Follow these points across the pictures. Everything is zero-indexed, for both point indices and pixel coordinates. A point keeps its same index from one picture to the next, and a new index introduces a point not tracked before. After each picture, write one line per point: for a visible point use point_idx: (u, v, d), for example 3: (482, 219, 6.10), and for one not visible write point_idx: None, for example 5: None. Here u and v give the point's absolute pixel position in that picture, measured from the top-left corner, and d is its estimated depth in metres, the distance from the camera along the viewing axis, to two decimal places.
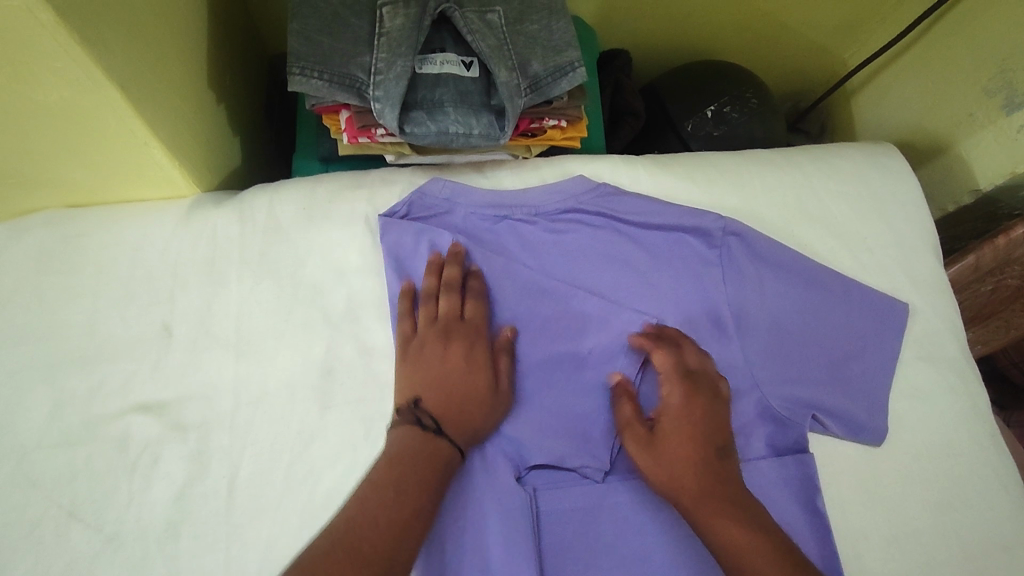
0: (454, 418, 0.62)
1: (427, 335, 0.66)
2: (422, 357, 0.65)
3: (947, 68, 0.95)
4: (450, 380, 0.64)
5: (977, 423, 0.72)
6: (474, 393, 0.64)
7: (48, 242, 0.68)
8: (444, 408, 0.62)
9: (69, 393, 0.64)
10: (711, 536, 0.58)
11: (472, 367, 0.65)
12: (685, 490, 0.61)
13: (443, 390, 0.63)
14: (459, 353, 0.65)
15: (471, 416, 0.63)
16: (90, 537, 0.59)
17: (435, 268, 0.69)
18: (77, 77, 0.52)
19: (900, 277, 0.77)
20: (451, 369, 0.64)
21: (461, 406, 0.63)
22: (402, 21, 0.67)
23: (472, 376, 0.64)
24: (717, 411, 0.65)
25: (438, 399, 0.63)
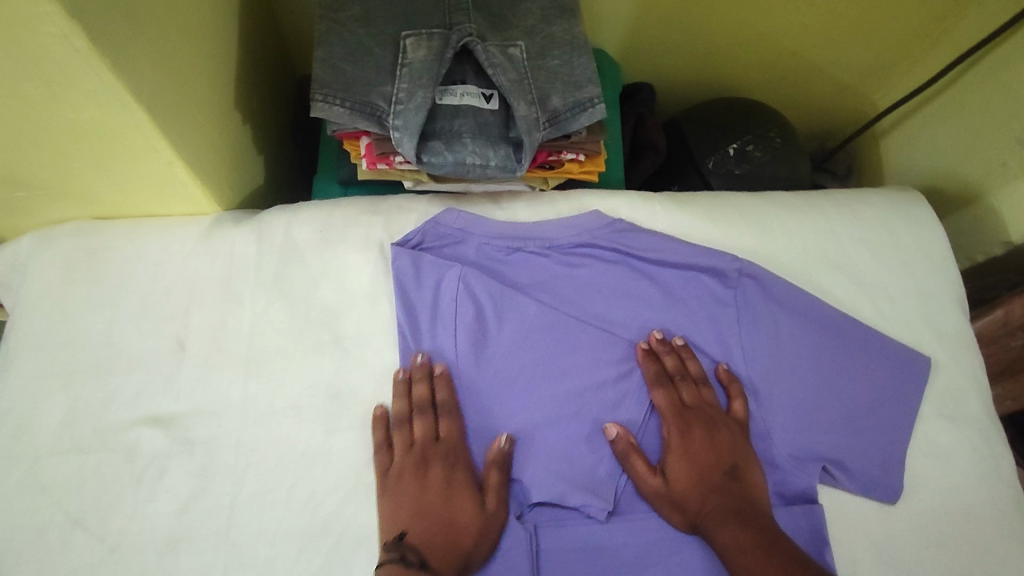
0: (440, 552, 0.58)
1: (404, 464, 0.63)
2: (401, 486, 0.62)
3: (979, 113, 0.93)
4: (429, 508, 0.61)
5: (1001, 487, 0.68)
6: (460, 519, 0.60)
7: (75, 252, 0.70)
8: (427, 537, 0.59)
9: (83, 401, 0.65)
10: (717, 540, 0.60)
11: (451, 496, 0.62)
12: (695, 501, 0.63)
13: (421, 517, 0.60)
14: (439, 480, 0.63)
15: (458, 545, 0.59)
16: (93, 546, 0.60)
17: (406, 385, 0.66)
18: (107, 98, 0.54)
19: (923, 329, 0.74)
20: (432, 498, 0.61)
21: (446, 542, 0.59)
22: (424, 53, 0.68)
23: (455, 504, 0.61)
24: (728, 430, 0.66)
25: (420, 527, 0.60)
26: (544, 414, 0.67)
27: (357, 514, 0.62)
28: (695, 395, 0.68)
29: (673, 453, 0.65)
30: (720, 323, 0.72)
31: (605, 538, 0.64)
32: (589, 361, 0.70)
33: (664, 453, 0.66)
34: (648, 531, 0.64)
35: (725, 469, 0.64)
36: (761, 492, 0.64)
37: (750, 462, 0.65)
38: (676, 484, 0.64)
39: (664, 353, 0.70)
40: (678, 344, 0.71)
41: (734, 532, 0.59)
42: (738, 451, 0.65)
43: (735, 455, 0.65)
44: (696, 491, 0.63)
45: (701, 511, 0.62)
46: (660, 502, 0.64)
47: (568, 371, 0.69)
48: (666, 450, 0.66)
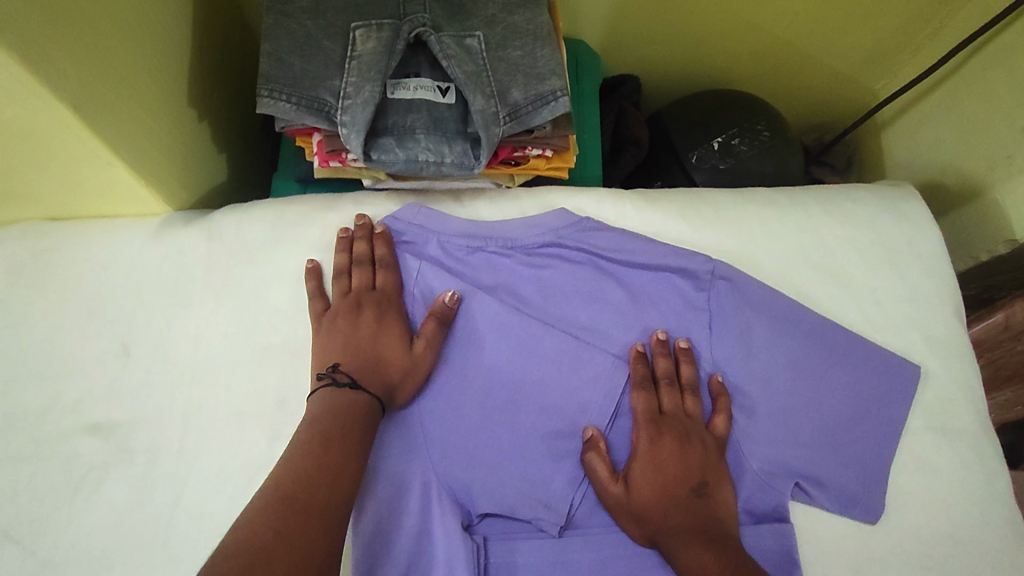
0: (371, 376, 0.60)
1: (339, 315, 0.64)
2: (335, 328, 0.63)
3: (983, 103, 0.87)
4: (362, 334, 0.62)
5: (993, 509, 0.63)
6: (390, 354, 0.62)
7: (21, 255, 0.69)
8: (358, 362, 0.61)
9: (24, 408, 0.64)
10: (677, 560, 0.56)
11: (381, 333, 0.63)
12: (660, 516, 0.58)
13: (356, 343, 0.62)
14: (373, 319, 0.64)
15: (386, 374, 0.61)
16: (26, 558, 0.58)
17: (345, 243, 0.68)
18: (28, 97, 0.52)
19: (913, 335, 0.69)
20: (364, 334, 0.62)
21: (376, 364, 0.61)
22: (374, 45, 0.65)
23: (385, 341, 0.62)
24: (706, 448, 0.62)
25: (353, 357, 0.61)
26: (497, 425, 0.64)
27: None
28: (673, 403, 0.64)
29: (638, 460, 0.61)
30: (689, 328, 0.68)
31: (557, 553, 0.60)
32: (551, 367, 0.65)
33: (630, 459, 0.61)
34: (603, 546, 0.61)
35: (693, 485, 0.59)
36: (730, 514, 0.59)
37: (721, 480, 0.61)
38: (637, 495, 0.59)
39: (658, 355, 0.65)
40: (679, 348, 0.66)
41: (691, 550, 0.55)
42: (710, 468, 0.61)
43: (706, 472, 0.60)
44: (659, 505, 0.59)
45: (661, 527, 0.58)
46: (617, 510, 0.60)
47: (531, 376, 0.65)
48: (632, 457, 0.61)
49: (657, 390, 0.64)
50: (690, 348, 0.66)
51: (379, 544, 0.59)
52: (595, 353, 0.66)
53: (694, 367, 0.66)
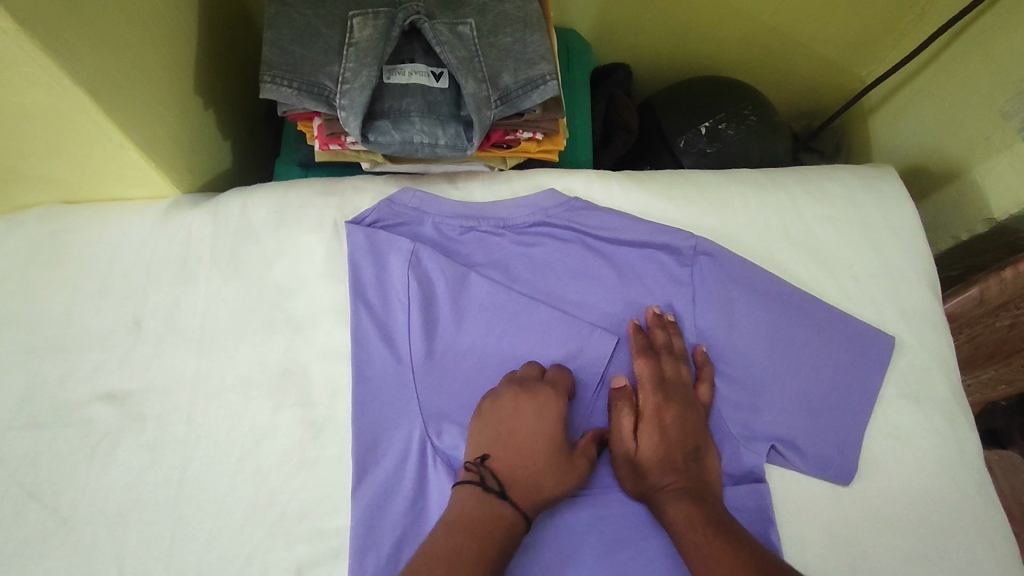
0: (522, 485, 0.59)
1: (505, 432, 0.61)
2: (502, 417, 0.62)
3: (963, 87, 0.89)
4: (520, 430, 0.61)
5: (963, 471, 0.66)
6: (542, 467, 0.60)
7: (38, 235, 0.72)
8: (507, 462, 0.60)
9: (42, 378, 0.67)
10: (666, 516, 0.59)
11: (544, 429, 0.61)
12: (654, 477, 0.62)
13: (500, 440, 0.61)
14: (541, 412, 0.62)
15: (540, 488, 0.59)
16: (46, 516, 0.62)
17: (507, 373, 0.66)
18: (46, 80, 0.55)
19: (888, 308, 0.72)
20: (521, 434, 0.61)
21: (527, 469, 0.60)
22: (370, 32, 0.68)
23: (537, 445, 0.61)
24: (698, 416, 0.65)
25: (500, 452, 0.61)
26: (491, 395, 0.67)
27: (300, 489, 0.63)
28: (674, 370, 0.66)
29: (643, 424, 0.63)
30: (673, 302, 0.71)
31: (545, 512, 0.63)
32: (542, 339, 0.69)
33: (636, 422, 0.64)
34: (590, 507, 0.64)
35: (688, 449, 0.63)
36: (714, 475, 0.63)
37: (710, 444, 0.64)
38: (642, 452, 0.62)
39: (655, 327, 0.68)
40: (668, 320, 0.69)
41: (681, 508, 0.59)
42: (702, 434, 0.64)
43: (698, 436, 0.64)
44: (658, 465, 0.62)
45: (656, 484, 0.61)
46: (620, 467, 0.63)
47: (523, 349, 0.69)
48: (639, 419, 0.64)
49: (658, 357, 0.67)
50: (677, 321, 0.70)
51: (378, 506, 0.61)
52: (583, 326, 0.69)
53: (683, 338, 0.69)
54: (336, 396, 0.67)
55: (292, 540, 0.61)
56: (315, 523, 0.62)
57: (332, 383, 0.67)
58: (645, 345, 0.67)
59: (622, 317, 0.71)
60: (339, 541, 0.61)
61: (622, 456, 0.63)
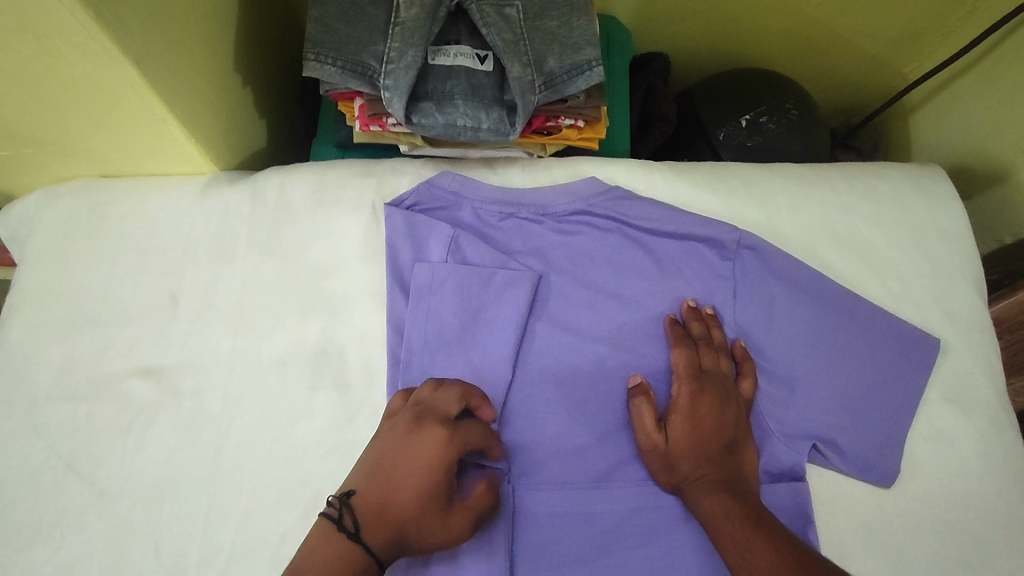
0: (371, 516, 0.52)
1: (429, 517, 0.52)
2: (410, 458, 0.54)
3: (1013, 86, 0.87)
4: (409, 471, 0.53)
5: (1008, 479, 0.65)
6: (399, 509, 0.52)
7: (77, 207, 0.72)
8: (375, 498, 0.53)
9: (80, 351, 0.68)
10: (700, 509, 0.58)
11: (420, 470, 0.53)
12: (688, 469, 0.60)
13: (395, 478, 0.53)
14: (427, 452, 0.54)
15: (389, 526, 0.52)
16: (84, 489, 0.62)
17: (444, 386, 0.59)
18: (96, 52, 0.54)
19: (934, 310, 0.70)
20: (405, 473, 0.53)
21: (381, 502, 0.52)
22: (417, 12, 0.67)
23: (408, 487, 0.53)
24: (734, 409, 0.63)
25: (378, 485, 0.53)
26: (532, 382, 0.67)
27: (337, 470, 0.63)
28: (712, 362, 0.65)
29: (677, 414, 0.63)
30: (714, 296, 0.70)
31: (582, 505, 0.62)
32: (583, 328, 0.69)
33: (670, 412, 0.63)
34: (628, 499, 0.63)
35: (725, 442, 0.61)
36: (753, 471, 0.61)
37: (749, 440, 0.63)
38: (674, 444, 0.61)
39: (691, 320, 0.68)
40: (707, 313, 0.68)
41: (714, 500, 0.57)
42: (740, 427, 0.63)
43: (737, 429, 0.62)
44: (691, 456, 0.61)
45: (690, 476, 0.60)
46: (649, 459, 0.62)
47: (561, 336, 0.68)
48: (671, 410, 0.63)
49: (695, 348, 0.66)
50: (716, 315, 0.69)
51: None
52: (622, 319, 0.69)
53: (723, 331, 0.68)
54: (373, 378, 0.66)
55: None
56: None
57: (368, 365, 0.67)
58: (679, 337, 0.66)
59: (662, 311, 0.70)
60: None
61: (646, 445, 0.62)
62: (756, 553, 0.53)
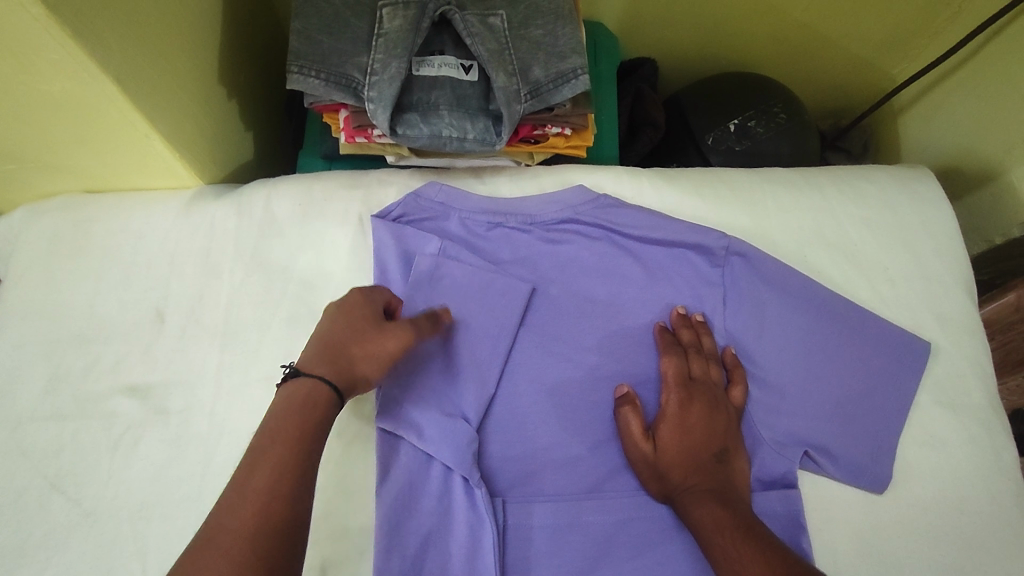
0: (319, 365, 0.55)
1: (361, 324, 0.58)
2: (340, 319, 0.58)
3: (999, 88, 0.87)
4: (341, 328, 0.57)
5: (1002, 483, 0.64)
6: (345, 328, 0.57)
7: (62, 225, 0.72)
8: (316, 352, 0.56)
9: (65, 369, 0.67)
10: (690, 518, 0.57)
11: (350, 323, 0.58)
12: (678, 477, 0.60)
13: (330, 335, 0.57)
14: (354, 311, 0.58)
15: (338, 359, 0.55)
16: (70, 509, 0.61)
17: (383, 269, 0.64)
18: (75, 69, 0.54)
19: (924, 313, 0.70)
20: (337, 326, 0.57)
21: (325, 356, 0.55)
22: (400, 23, 0.67)
23: (346, 336, 0.57)
24: (724, 418, 0.63)
25: (316, 349, 0.56)
26: (521, 393, 0.66)
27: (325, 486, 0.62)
28: (703, 370, 0.65)
29: (666, 422, 0.62)
30: (703, 302, 0.70)
31: (572, 516, 0.62)
32: (572, 337, 0.68)
33: (660, 420, 0.63)
34: (619, 509, 0.62)
35: (715, 450, 0.61)
36: (743, 480, 0.61)
37: (740, 447, 0.62)
38: (664, 453, 0.61)
39: (681, 327, 0.67)
40: (697, 319, 0.68)
41: (706, 510, 0.57)
42: (731, 435, 0.62)
43: (727, 437, 0.62)
44: (681, 465, 0.60)
45: (681, 485, 0.60)
46: (640, 468, 0.62)
47: (550, 346, 0.68)
48: (660, 419, 0.63)
49: (685, 357, 0.65)
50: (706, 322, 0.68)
51: (402, 509, 0.59)
52: (612, 328, 0.69)
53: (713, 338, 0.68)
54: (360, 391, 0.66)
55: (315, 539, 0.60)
56: (340, 521, 0.60)
57: None
58: (668, 346, 0.66)
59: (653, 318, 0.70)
60: (364, 541, 0.60)
61: (636, 455, 0.62)
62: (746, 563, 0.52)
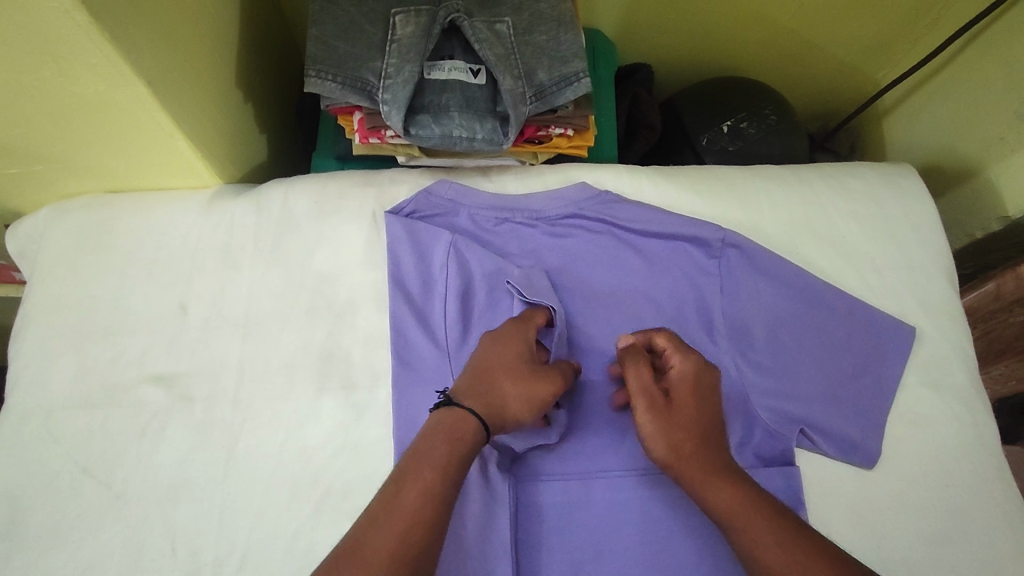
0: (477, 394, 0.57)
1: (520, 364, 0.60)
2: (493, 351, 0.61)
3: (978, 91, 0.92)
4: (496, 361, 0.60)
5: (983, 458, 0.68)
6: (504, 365, 0.59)
7: (86, 223, 0.75)
8: (471, 382, 0.58)
9: (93, 360, 0.70)
10: (709, 498, 0.55)
11: (507, 359, 0.60)
12: (690, 450, 0.58)
13: (486, 367, 0.59)
14: (511, 349, 0.61)
15: (491, 393, 0.57)
16: (100, 493, 0.64)
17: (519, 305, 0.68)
18: (110, 72, 0.57)
19: (909, 300, 0.74)
20: (494, 360, 0.60)
21: (483, 387, 0.58)
22: (413, 29, 0.71)
23: (504, 372, 0.59)
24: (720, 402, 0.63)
25: (471, 377, 0.59)
26: None
27: (345, 468, 0.65)
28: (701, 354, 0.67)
29: (679, 388, 0.61)
30: (702, 292, 0.73)
31: (580, 495, 0.65)
32: (578, 326, 0.72)
33: (670, 385, 0.61)
34: (626, 488, 0.65)
35: (720, 430, 0.60)
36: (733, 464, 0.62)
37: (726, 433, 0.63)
38: (676, 420, 0.59)
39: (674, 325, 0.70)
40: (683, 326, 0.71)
41: (726, 489, 0.55)
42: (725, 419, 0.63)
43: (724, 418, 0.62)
44: (694, 437, 0.58)
45: (692, 457, 0.57)
46: (643, 430, 0.59)
47: None
48: (670, 385, 0.61)
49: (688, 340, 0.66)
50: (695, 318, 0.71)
51: None
52: (615, 317, 0.73)
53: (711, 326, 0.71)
54: (377, 378, 0.69)
55: (337, 518, 0.63)
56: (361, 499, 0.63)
57: (373, 366, 0.69)
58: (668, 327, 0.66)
59: (654, 307, 0.73)
60: None
61: (643, 414, 0.60)
62: (773, 546, 0.51)
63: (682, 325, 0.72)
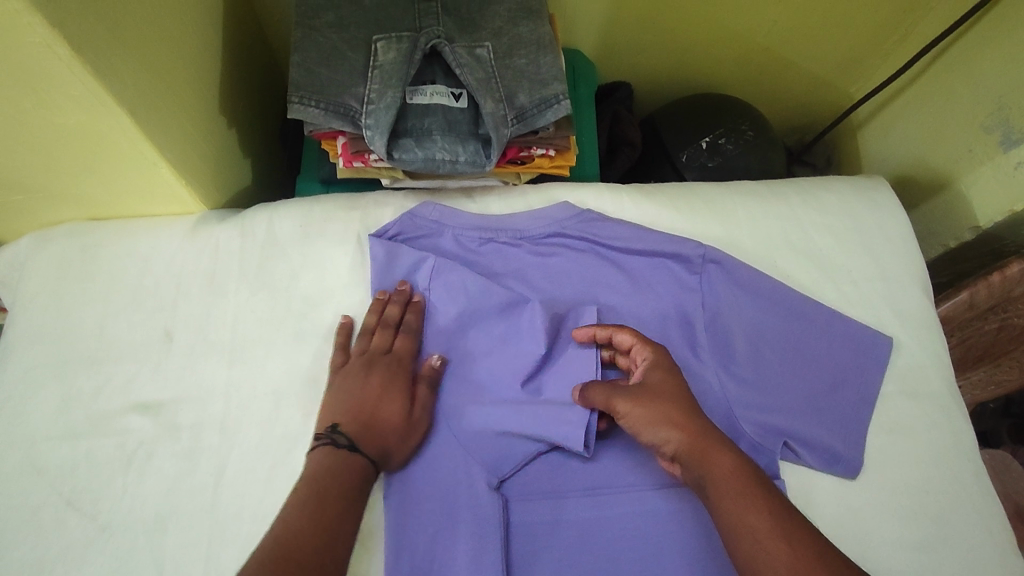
0: (369, 437, 0.62)
1: (382, 398, 0.65)
2: (346, 384, 0.66)
3: (945, 106, 0.95)
4: (365, 399, 0.65)
5: (962, 464, 0.70)
6: (387, 405, 0.65)
7: (70, 251, 0.75)
8: (357, 425, 0.63)
9: (77, 390, 0.69)
10: (716, 476, 0.56)
11: (370, 396, 0.65)
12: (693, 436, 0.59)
13: (356, 407, 0.64)
14: (377, 385, 0.66)
15: (381, 433, 0.63)
16: (85, 525, 0.63)
17: (379, 304, 0.71)
18: (91, 102, 0.58)
19: (886, 311, 0.76)
20: (369, 395, 0.65)
21: (380, 429, 0.63)
22: (394, 55, 0.72)
23: (384, 405, 0.65)
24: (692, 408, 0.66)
25: (349, 418, 0.64)
26: None
27: None
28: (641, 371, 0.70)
29: (676, 384, 0.63)
30: (685, 308, 0.74)
31: (570, 513, 0.65)
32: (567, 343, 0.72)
33: (667, 378, 0.63)
34: (614, 506, 0.65)
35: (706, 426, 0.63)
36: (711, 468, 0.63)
37: None
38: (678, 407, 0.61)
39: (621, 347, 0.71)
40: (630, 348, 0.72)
41: (723, 463, 0.57)
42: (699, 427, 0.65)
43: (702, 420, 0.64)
44: (697, 424, 0.60)
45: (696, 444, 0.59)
46: (631, 416, 0.61)
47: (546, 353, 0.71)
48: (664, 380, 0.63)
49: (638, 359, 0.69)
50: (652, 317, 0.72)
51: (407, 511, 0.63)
52: None
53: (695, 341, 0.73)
54: None
55: None
56: None
57: None
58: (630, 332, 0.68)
59: (638, 323, 0.74)
60: (372, 541, 0.63)
61: (631, 400, 0.62)
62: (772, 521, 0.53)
63: (666, 339, 0.73)
